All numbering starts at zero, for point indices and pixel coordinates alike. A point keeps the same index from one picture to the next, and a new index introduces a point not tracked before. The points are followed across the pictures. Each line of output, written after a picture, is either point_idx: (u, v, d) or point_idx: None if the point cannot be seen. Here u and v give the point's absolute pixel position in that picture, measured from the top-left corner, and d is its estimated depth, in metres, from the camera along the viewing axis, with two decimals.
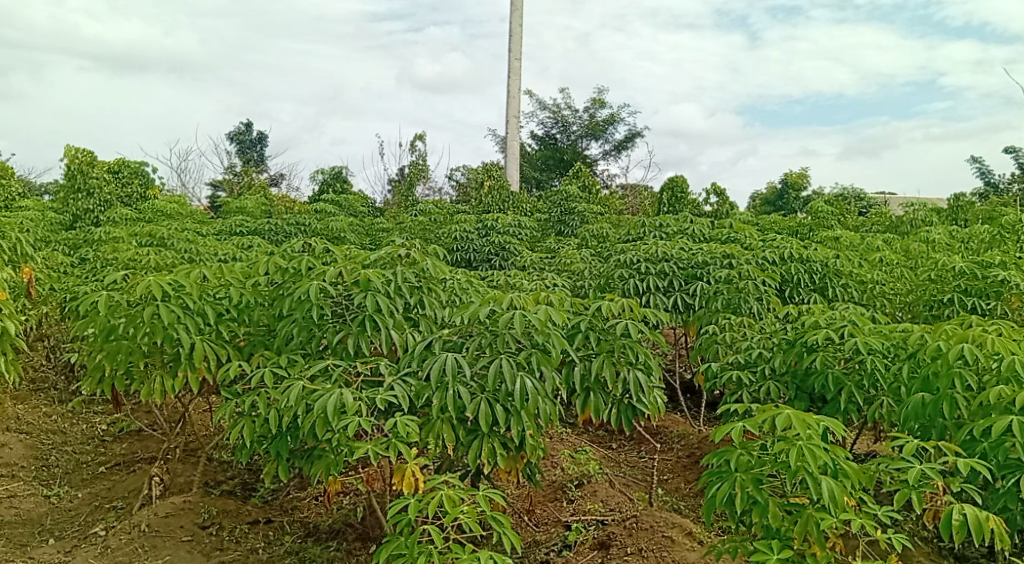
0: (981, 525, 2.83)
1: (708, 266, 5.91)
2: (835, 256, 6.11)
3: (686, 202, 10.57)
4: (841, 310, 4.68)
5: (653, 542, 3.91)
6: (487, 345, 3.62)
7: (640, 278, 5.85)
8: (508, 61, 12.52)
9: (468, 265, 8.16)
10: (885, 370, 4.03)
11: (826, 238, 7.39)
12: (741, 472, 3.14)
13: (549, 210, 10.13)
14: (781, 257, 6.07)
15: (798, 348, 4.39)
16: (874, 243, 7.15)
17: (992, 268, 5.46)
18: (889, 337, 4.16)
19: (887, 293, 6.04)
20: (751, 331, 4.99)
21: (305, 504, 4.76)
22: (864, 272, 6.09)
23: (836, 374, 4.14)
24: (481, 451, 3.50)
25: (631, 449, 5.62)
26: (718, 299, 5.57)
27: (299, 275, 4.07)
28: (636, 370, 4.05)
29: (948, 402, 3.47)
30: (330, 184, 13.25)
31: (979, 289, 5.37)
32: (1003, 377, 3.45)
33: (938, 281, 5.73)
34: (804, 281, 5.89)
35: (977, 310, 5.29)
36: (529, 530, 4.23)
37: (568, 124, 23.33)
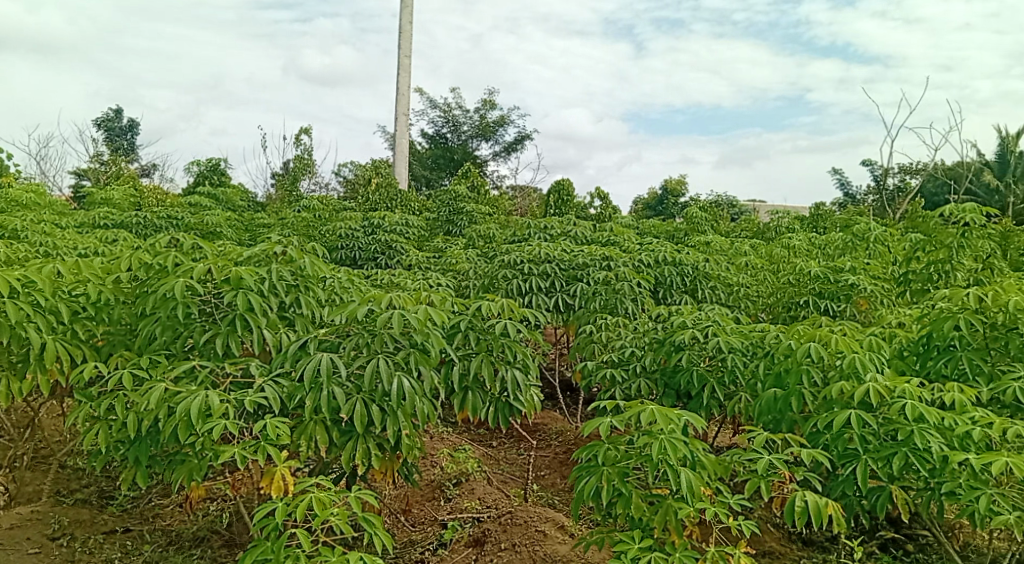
0: (820, 511, 3.08)
1: (588, 267, 6.08)
2: (705, 259, 6.44)
3: (572, 205, 10.84)
4: (708, 311, 4.94)
5: (526, 537, 4.01)
6: (364, 345, 3.57)
7: (523, 279, 5.95)
8: (397, 58, 12.40)
9: (352, 264, 8.03)
10: (743, 366, 4.29)
11: (698, 243, 7.76)
12: (608, 465, 3.27)
13: (436, 209, 10.10)
14: (655, 260, 6.35)
15: (668, 347, 4.61)
16: (741, 249, 7.60)
17: (842, 273, 5.92)
18: (748, 336, 4.45)
19: (751, 295, 6.43)
20: (626, 331, 5.19)
21: (168, 511, 4.53)
22: (731, 275, 6.47)
23: (700, 371, 4.38)
24: (356, 452, 3.46)
25: (511, 447, 5.71)
26: (596, 299, 5.75)
27: (166, 272, 3.89)
28: (513, 368, 4.12)
29: (796, 397, 3.76)
30: (207, 177, 12.68)
31: (832, 292, 5.80)
32: (845, 373, 3.75)
33: (796, 285, 6.15)
34: (676, 283, 6.20)
35: (829, 312, 5.74)
36: (405, 530, 4.24)
37: (459, 124, 23.37)
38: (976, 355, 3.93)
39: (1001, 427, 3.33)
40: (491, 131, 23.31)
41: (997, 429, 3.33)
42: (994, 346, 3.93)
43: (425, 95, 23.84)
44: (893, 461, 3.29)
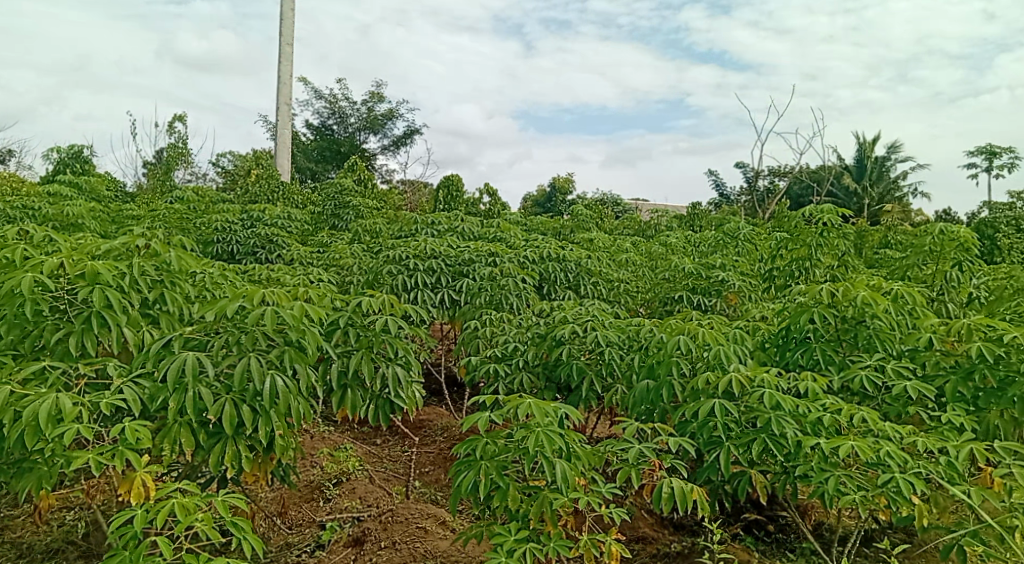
0: (686, 496, 3.23)
1: (474, 263, 6.10)
2: (588, 256, 6.60)
3: (460, 201, 10.83)
4: (588, 306, 5.06)
5: (407, 534, 3.99)
6: (234, 343, 3.43)
7: (408, 274, 5.89)
8: (278, 46, 11.98)
9: (229, 259, 7.70)
10: (620, 359, 4.46)
11: (582, 239, 7.95)
12: (486, 459, 3.30)
13: (321, 202, 9.84)
14: (539, 256, 6.45)
15: (549, 342, 4.69)
16: (622, 246, 7.85)
17: (714, 269, 6.23)
18: (624, 330, 4.61)
19: (630, 291, 6.65)
20: (509, 326, 5.23)
21: (18, 523, 4.20)
22: (612, 272, 6.65)
23: (579, 364, 4.47)
24: (225, 454, 3.33)
25: (395, 444, 5.66)
26: (481, 295, 5.76)
27: (13, 266, 3.59)
28: (395, 365, 4.07)
29: (667, 388, 3.92)
30: (68, 165, 11.81)
31: (704, 287, 6.08)
32: (711, 364, 3.95)
33: (671, 281, 6.42)
34: (560, 279, 6.32)
35: (701, 306, 6.01)
36: (281, 533, 4.13)
37: (345, 116, 22.89)
38: (829, 346, 4.22)
39: (848, 413, 3.59)
40: (379, 124, 22.98)
41: (845, 415, 3.59)
42: (845, 337, 4.24)
43: (310, 85, 23.18)
44: (752, 447, 3.49)
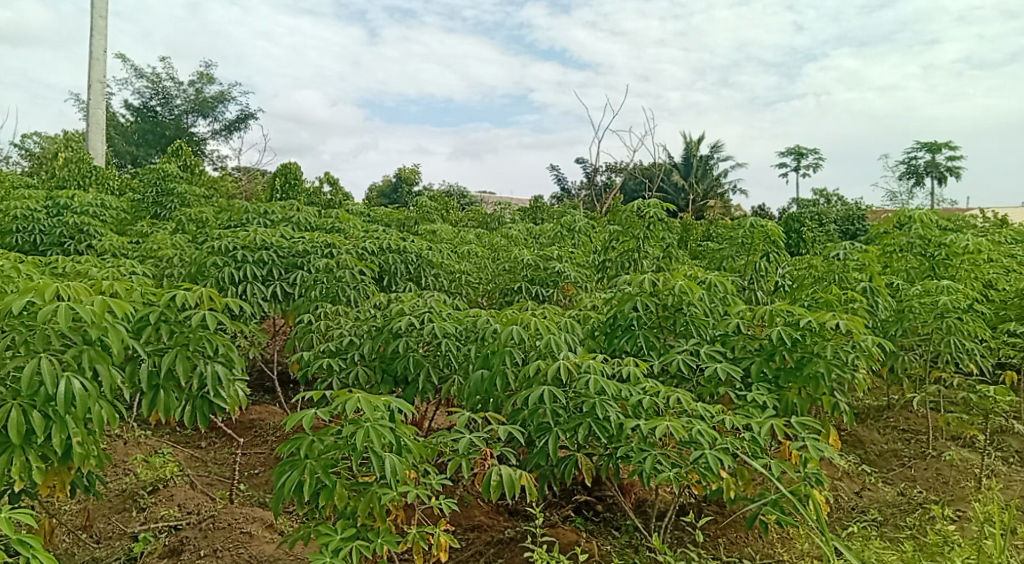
0: (514, 482, 3.28)
1: (309, 254, 5.84)
2: (429, 247, 6.53)
3: (299, 190, 10.42)
4: (426, 297, 4.96)
5: (229, 540, 3.78)
6: (22, 343, 3.09)
7: (236, 267, 5.56)
8: (90, 18, 10.94)
9: (30, 250, 6.93)
10: (457, 349, 4.36)
11: (425, 231, 7.89)
12: (312, 458, 3.16)
13: (141, 189, 9.11)
14: (379, 247, 6.30)
15: (386, 334, 4.57)
16: (465, 238, 7.87)
17: (551, 260, 6.38)
18: (462, 321, 4.53)
19: (471, 282, 6.66)
20: (345, 319, 5.06)
21: None
22: (454, 263, 6.63)
23: (416, 357, 4.39)
24: (11, 466, 2.97)
25: (221, 447, 5.36)
26: (316, 288, 5.54)
27: None
28: (214, 363, 3.82)
29: (500, 377, 3.95)
30: None
31: (542, 278, 6.23)
32: (541, 352, 4.01)
33: (511, 272, 6.50)
34: (400, 271, 6.22)
35: (540, 297, 6.15)
36: (86, 549, 3.79)
37: (171, 97, 21.36)
38: (651, 332, 4.45)
39: (665, 395, 3.80)
40: (210, 108, 21.66)
41: (662, 397, 3.79)
42: (666, 324, 4.47)
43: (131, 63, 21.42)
44: (579, 431, 3.60)
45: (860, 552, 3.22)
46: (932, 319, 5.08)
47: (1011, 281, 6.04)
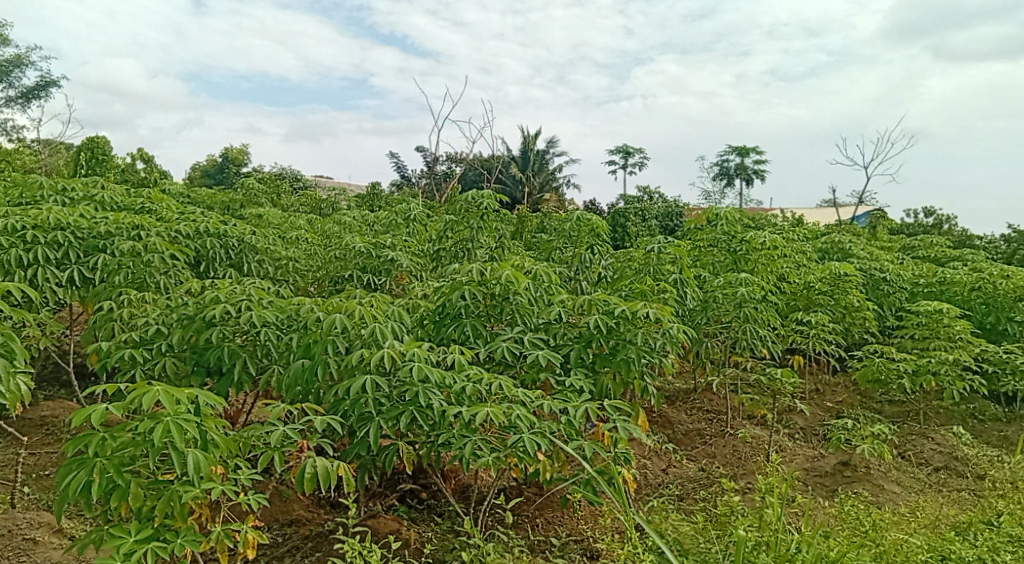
0: (329, 474, 3.21)
1: (113, 237, 5.39)
2: (252, 231, 6.21)
3: (107, 166, 9.56)
4: (245, 284, 4.67)
5: (9, 548, 3.43)
6: None
7: (24, 249, 4.91)
8: None
9: None
10: (277, 339, 4.17)
11: (250, 215, 7.50)
12: (104, 457, 2.90)
13: None
14: (195, 231, 5.94)
15: (198, 323, 4.23)
16: (294, 223, 7.58)
17: (384, 248, 6.25)
18: (284, 309, 4.33)
19: (299, 269, 6.42)
20: (154, 306, 4.70)
21: None
22: (280, 248, 6.33)
23: (232, 347, 4.13)
24: None
25: (6, 447, 4.84)
26: (120, 273, 5.09)
27: None
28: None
29: (322, 366, 3.80)
30: None
31: (374, 266, 6.09)
32: (367, 340, 3.89)
33: (341, 260, 6.25)
34: (219, 256, 5.89)
35: (371, 285, 6.02)
36: None
37: None
38: (478, 321, 4.46)
39: (488, 381, 3.83)
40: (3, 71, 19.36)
41: (485, 383, 3.82)
42: (493, 313, 4.51)
43: None
44: (401, 420, 3.55)
45: (658, 525, 3.46)
46: (732, 308, 5.56)
47: (800, 274, 6.72)
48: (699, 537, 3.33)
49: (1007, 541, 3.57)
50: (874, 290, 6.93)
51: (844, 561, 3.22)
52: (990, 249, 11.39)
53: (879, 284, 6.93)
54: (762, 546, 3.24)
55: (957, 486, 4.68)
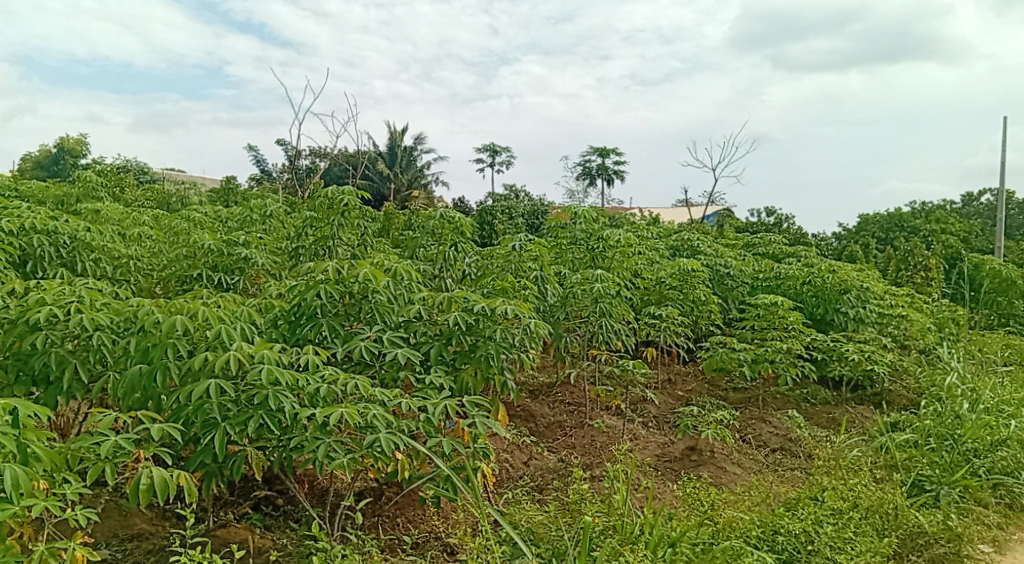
0: (168, 484, 3.04)
1: None
2: (87, 227, 5.76)
3: None
4: (76, 285, 4.33)
5: None
6: None
7: None
8: None
9: None
10: (112, 344, 3.89)
11: (86, 210, 6.95)
12: None
13: None
14: (19, 227, 5.43)
15: (20, 328, 3.85)
16: (138, 219, 7.11)
17: (236, 246, 5.99)
18: (121, 311, 4.06)
19: (142, 268, 6.02)
20: None
21: None
22: (119, 247, 5.93)
23: (60, 353, 3.80)
24: None
25: None
26: None
27: None
28: None
29: (161, 371, 3.56)
30: None
31: (226, 265, 5.82)
32: (212, 343, 3.73)
33: (190, 258, 5.94)
34: (49, 254, 5.41)
35: (223, 285, 5.74)
36: None
37: None
38: (336, 320, 4.30)
39: (343, 381, 3.74)
40: None
41: (340, 384, 3.72)
42: (352, 311, 4.36)
43: None
44: (249, 425, 3.40)
45: (513, 516, 3.55)
46: (589, 303, 5.75)
47: (652, 271, 7.06)
48: (551, 526, 3.45)
49: (828, 513, 3.91)
50: (719, 285, 7.39)
51: (684, 540, 3.45)
52: (822, 247, 12.45)
53: (724, 279, 7.43)
54: (610, 530, 3.41)
55: (790, 465, 5.05)
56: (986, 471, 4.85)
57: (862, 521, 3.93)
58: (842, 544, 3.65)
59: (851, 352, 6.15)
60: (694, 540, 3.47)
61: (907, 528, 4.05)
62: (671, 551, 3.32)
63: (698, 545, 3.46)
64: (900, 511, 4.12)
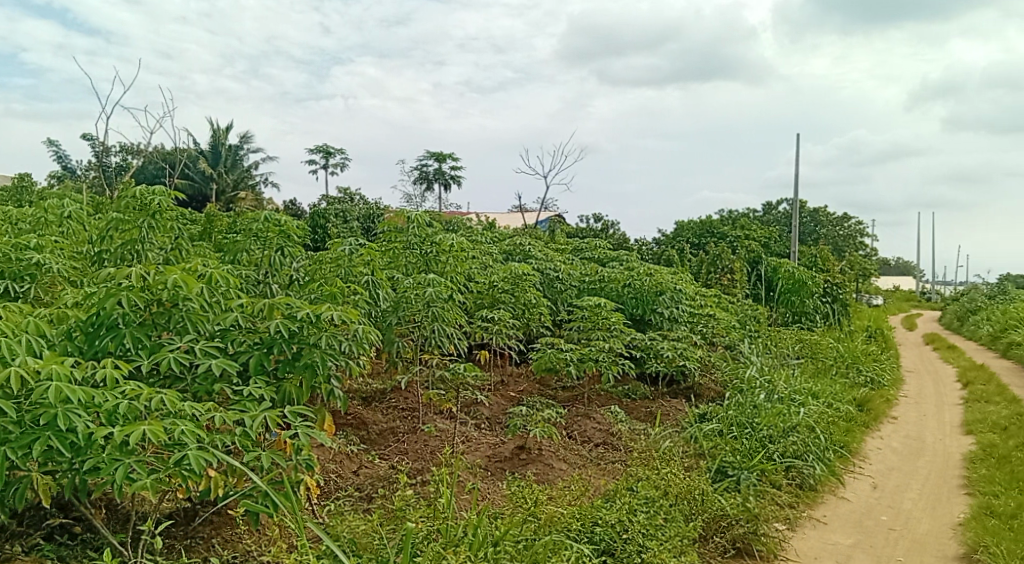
0: None
1: None
2: None
3: None
4: None
5: None
6: None
7: None
8: None
9: None
10: None
11: None
12: None
13: None
14: None
15: None
16: None
17: (26, 249, 5.37)
18: None
19: None
20: None
21: None
22: None
23: None
24: None
25: None
26: None
27: None
28: None
29: None
30: None
31: (14, 271, 5.20)
32: None
33: None
34: None
35: (10, 293, 5.13)
36: None
37: None
38: (141, 331, 3.96)
39: (147, 397, 3.46)
40: None
41: (143, 400, 3.44)
42: (160, 320, 4.04)
43: None
44: (34, 448, 3.07)
45: (335, 527, 3.47)
46: (421, 308, 5.73)
47: (485, 275, 7.15)
48: (374, 535, 3.41)
49: (642, 502, 4.18)
50: (548, 288, 7.63)
51: (507, 538, 3.51)
52: (643, 252, 13.26)
53: (554, 282, 7.70)
54: (433, 534, 3.41)
55: (612, 457, 5.31)
56: (779, 455, 5.37)
57: (671, 508, 4.24)
58: (653, 530, 3.92)
59: (666, 350, 6.59)
60: (517, 538, 3.55)
61: (712, 511, 4.40)
62: (493, 550, 3.37)
63: (520, 542, 3.55)
64: (706, 496, 4.47)
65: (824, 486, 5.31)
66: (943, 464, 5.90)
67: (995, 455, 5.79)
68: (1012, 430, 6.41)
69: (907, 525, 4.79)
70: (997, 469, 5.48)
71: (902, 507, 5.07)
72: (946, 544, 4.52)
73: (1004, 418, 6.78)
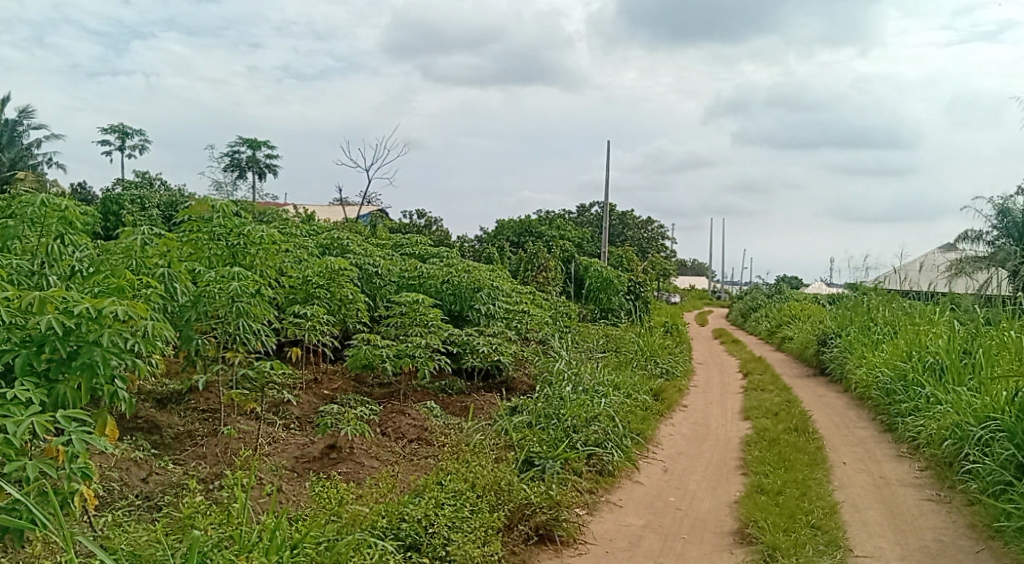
0: None
1: None
2: None
3: None
4: None
5: None
6: None
7: None
8: None
9: None
10: None
11: None
12: None
13: None
14: None
15: None
16: None
17: None
18: None
19: None
20: None
21: None
22: None
23: None
24: None
25: None
26: None
27: None
28: None
29: None
30: None
31: None
32: None
33: None
34: None
35: None
36: None
37: None
38: None
39: None
40: None
41: None
42: None
43: None
44: None
45: (112, 540, 3.22)
46: (225, 304, 5.36)
47: (299, 268, 6.91)
48: (158, 546, 3.19)
49: (449, 495, 4.24)
50: (366, 283, 7.51)
51: (307, 540, 3.42)
52: (464, 248, 13.46)
53: (372, 277, 7.59)
54: (225, 541, 3.25)
55: (424, 453, 5.31)
56: (582, 444, 5.67)
57: (477, 499, 4.34)
58: (457, 523, 4.00)
59: (482, 345, 6.74)
60: (318, 539, 3.48)
61: (517, 500, 4.53)
62: (290, 553, 3.27)
63: (322, 543, 3.47)
64: (512, 487, 4.62)
65: (621, 471, 5.69)
66: (725, 448, 6.52)
67: (767, 438, 6.49)
68: (782, 415, 7.22)
69: (691, 504, 5.24)
70: (768, 450, 6.15)
71: (688, 488, 5.54)
72: (722, 519, 5.00)
73: (775, 404, 7.62)
